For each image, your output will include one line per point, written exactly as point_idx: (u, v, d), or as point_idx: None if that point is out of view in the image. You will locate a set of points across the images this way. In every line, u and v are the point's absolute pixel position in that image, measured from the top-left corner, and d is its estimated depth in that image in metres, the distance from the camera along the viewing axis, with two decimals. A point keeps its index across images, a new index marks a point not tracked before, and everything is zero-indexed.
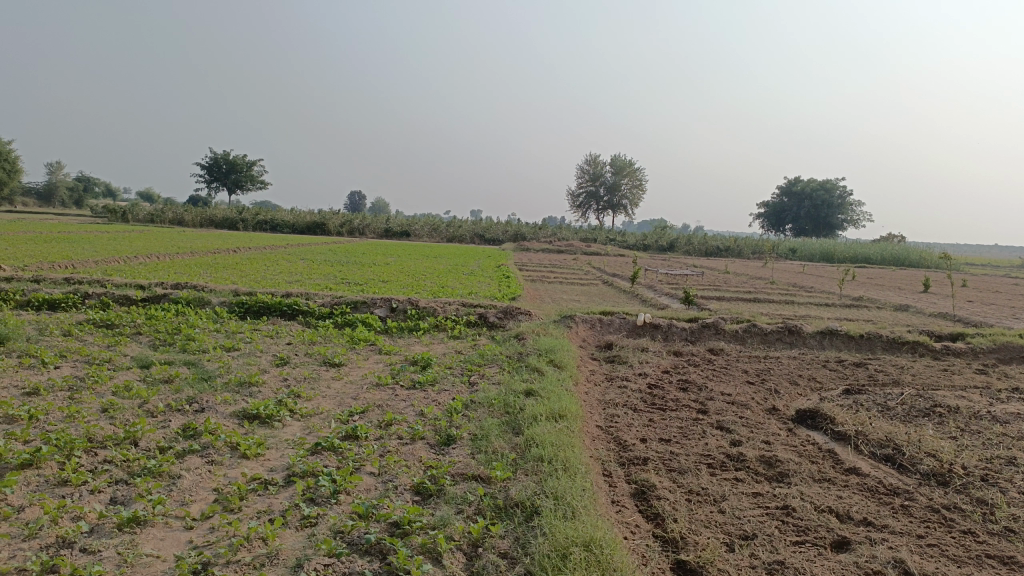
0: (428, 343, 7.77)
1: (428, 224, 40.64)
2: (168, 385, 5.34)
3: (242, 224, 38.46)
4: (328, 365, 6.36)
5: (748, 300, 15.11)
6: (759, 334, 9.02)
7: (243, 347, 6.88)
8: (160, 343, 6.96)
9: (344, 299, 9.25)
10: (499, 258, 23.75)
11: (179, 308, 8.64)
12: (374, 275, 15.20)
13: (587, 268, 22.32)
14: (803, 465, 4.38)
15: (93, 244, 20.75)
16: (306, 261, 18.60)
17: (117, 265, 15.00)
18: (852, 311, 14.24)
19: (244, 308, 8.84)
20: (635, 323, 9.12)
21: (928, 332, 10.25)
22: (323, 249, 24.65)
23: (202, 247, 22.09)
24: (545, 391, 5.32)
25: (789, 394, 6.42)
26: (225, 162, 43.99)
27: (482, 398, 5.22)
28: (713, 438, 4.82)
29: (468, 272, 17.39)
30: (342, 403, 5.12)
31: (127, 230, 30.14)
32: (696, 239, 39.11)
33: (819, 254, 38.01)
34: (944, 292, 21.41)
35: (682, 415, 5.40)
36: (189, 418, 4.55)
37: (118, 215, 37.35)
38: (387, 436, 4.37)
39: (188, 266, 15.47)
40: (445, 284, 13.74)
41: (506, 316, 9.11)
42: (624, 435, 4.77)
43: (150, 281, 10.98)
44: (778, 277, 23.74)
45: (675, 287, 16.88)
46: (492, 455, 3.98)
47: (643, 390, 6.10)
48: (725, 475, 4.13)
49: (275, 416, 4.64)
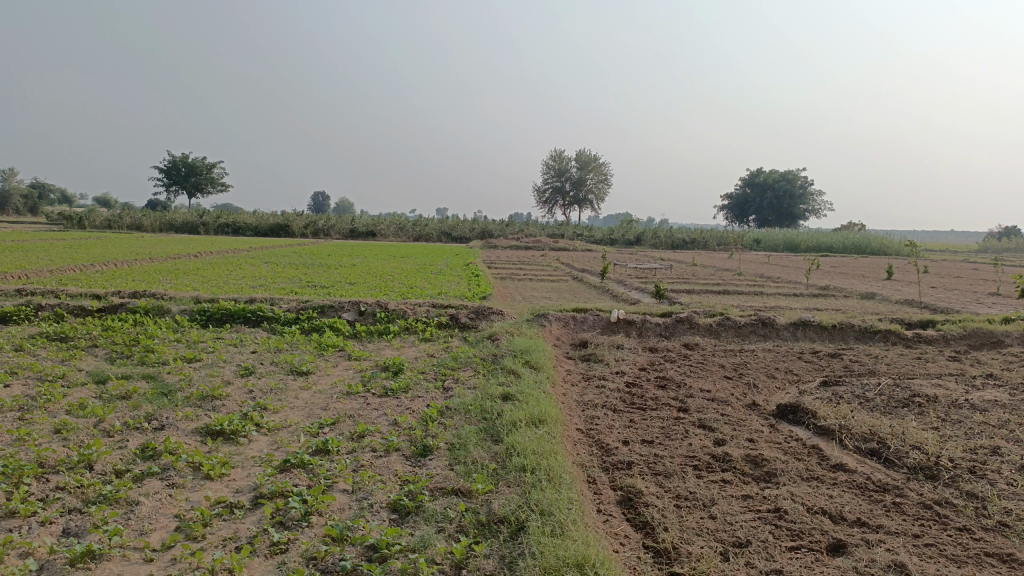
0: (399, 347, 7.56)
1: (394, 224, 40.26)
2: (126, 402, 5.07)
3: (203, 228, 37.73)
4: (296, 374, 6.12)
5: (718, 292, 15.12)
6: (734, 327, 8.95)
7: (206, 358, 6.60)
8: (118, 356, 6.66)
9: (310, 304, 8.99)
10: (467, 257, 23.50)
11: (138, 318, 8.30)
12: (340, 277, 14.91)
13: (555, 264, 22.20)
14: (790, 463, 4.27)
15: (48, 253, 20.11)
16: (270, 264, 18.21)
17: (73, 274, 14.49)
18: (821, 300, 14.31)
19: (206, 315, 8.54)
20: (609, 320, 9.00)
21: (898, 319, 10.29)
22: (288, 251, 24.24)
23: (163, 252, 21.54)
24: (523, 395, 5.15)
25: (768, 388, 6.33)
26: (185, 165, 43.11)
27: (457, 404, 5.04)
28: (696, 438, 4.70)
29: (436, 271, 17.15)
30: (311, 414, 4.90)
31: (84, 237, 29.36)
32: (662, 232, 39.32)
33: (783, 244, 38.43)
34: (908, 279, 21.72)
35: (663, 414, 5.27)
36: (149, 437, 4.30)
37: (74, 222, 36.37)
38: (359, 450, 4.17)
39: (147, 273, 15.04)
40: (414, 285, 13.50)
41: (478, 316, 8.92)
42: (606, 438, 4.63)
43: (107, 290, 10.58)
44: (745, 268, 23.88)
45: (644, 281, 16.86)
46: (471, 466, 3.80)
47: (621, 389, 5.97)
48: (711, 477, 4.00)
49: (240, 431, 4.41)
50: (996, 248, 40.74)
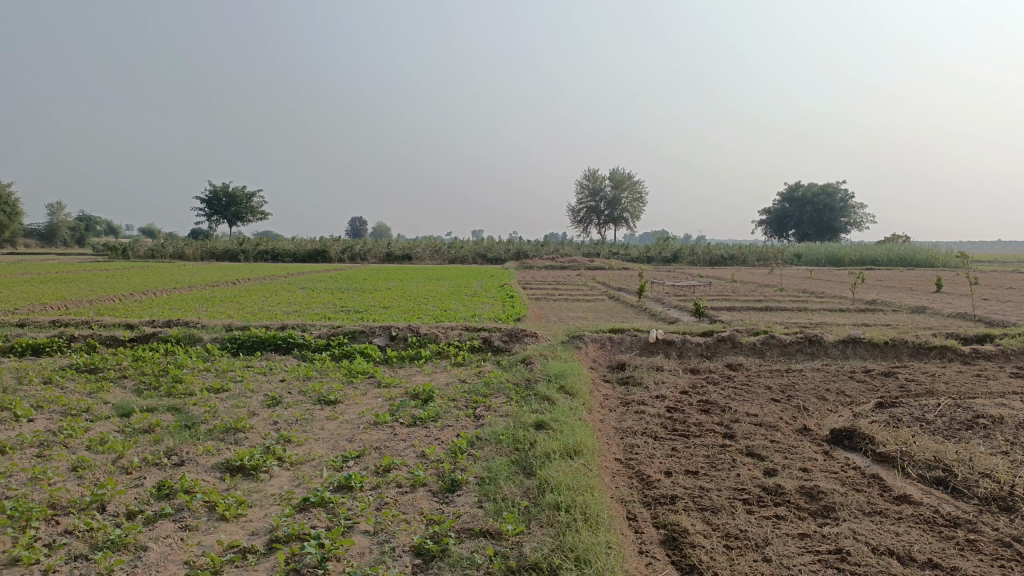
0: (431, 373, 7.34)
1: (429, 247, 40.32)
2: (147, 436, 4.92)
3: (242, 255, 38.22)
4: (323, 403, 5.93)
5: (760, 309, 14.66)
6: (778, 346, 8.57)
7: (233, 388, 6.45)
8: (145, 387, 6.54)
9: (341, 329, 8.84)
10: (501, 278, 23.31)
11: (168, 348, 8.23)
12: (374, 301, 14.81)
13: (592, 283, 21.87)
14: (849, 496, 3.92)
15: (90, 283, 20.40)
16: (306, 290, 18.21)
17: (111, 303, 14.61)
18: (868, 315, 13.77)
19: (237, 343, 8.43)
20: (647, 340, 8.68)
21: (953, 334, 9.79)
22: (324, 276, 24.34)
23: (202, 281, 21.73)
24: (557, 423, 4.87)
25: (819, 411, 5.96)
26: (225, 194, 43.82)
27: (488, 433, 4.78)
28: (744, 468, 4.37)
29: (471, 293, 16.98)
30: (336, 446, 4.68)
31: (128, 267, 29.87)
32: (699, 248, 38.77)
33: (825, 258, 37.57)
34: (958, 291, 20.96)
35: (707, 442, 4.96)
36: (166, 475, 4.12)
37: (118, 253, 37.12)
38: (384, 485, 3.93)
39: (183, 301, 15.09)
40: (447, 307, 13.32)
41: (511, 339, 8.67)
42: (647, 469, 4.33)
43: (141, 319, 10.57)
44: (786, 283, 23.29)
45: (683, 300, 16.47)
46: (500, 504, 3.54)
47: (661, 415, 5.66)
48: (763, 513, 3.68)
49: (261, 467, 4.21)
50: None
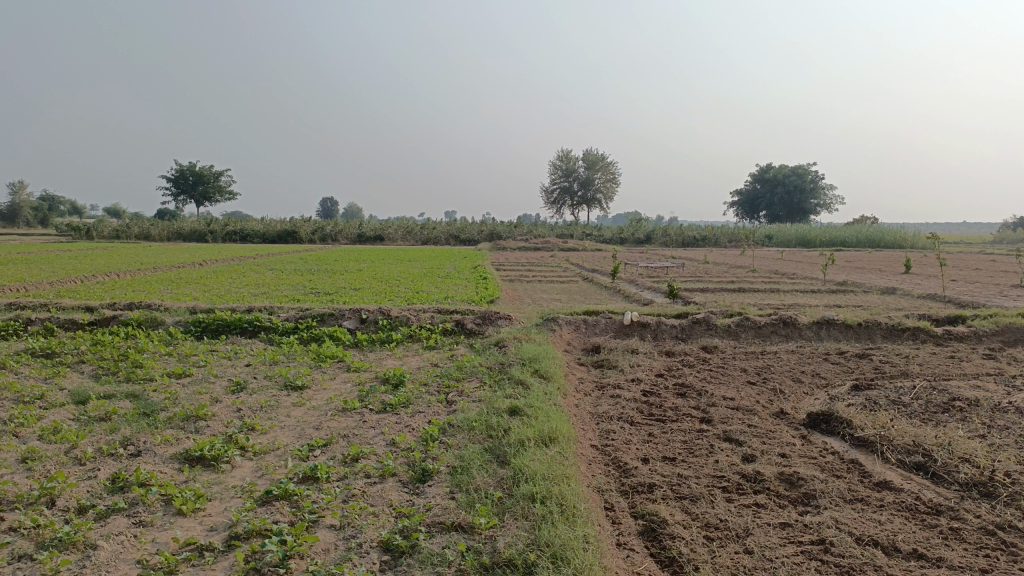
0: (402, 356, 7.16)
1: (402, 228, 39.91)
2: (102, 425, 4.69)
3: (211, 236, 37.51)
4: (289, 389, 5.73)
5: (733, 290, 14.64)
6: (753, 328, 8.52)
7: (196, 373, 6.22)
8: (104, 372, 6.28)
9: (310, 312, 8.61)
10: (474, 259, 23.10)
11: (129, 331, 7.95)
12: (345, 283, 14.55)
13: (565, 264, 21.78)
14: (830, 483, 3.84)
15: (50, 264, 19.82)
16: (275, 271, 17.86)
17: (73, 285, 14.18)
18: (840, 297, 13.82)
19: (201, 326, 8.17)
20: (622, 322, 8.57)
21: (924, 315, 9.82)
22: (294, 258, 23.92)
23: (168, 262, 21.23)
24: (532, 409, 4.73)
25: (795, 394, 5.90)
26: (192, 173, 42.96)
27: (461, 420, 4.63)
28: (722, 454, 4.28)
29: (444, 274, 16.79)
30: (302, 435, 4.50)
31: (91, 247, 29.13)
32: (672, 229, 38.82)
33: (795, 240, 37.83)
34: (926, 272, 21.22)
35: (684, 427, 4.86)
36: (121, 466, 3.91)
37: (82, 233, 36.21)
38: (351, 476, 3.76)
39: (147, 283, 14.70)
40: (420, 289, 13.11)
41: (485, 322, 8.52)
42: (624, 456, 4.22)
43: (101, 301, 10.23)
44: (758, 264, 23.39)
45: (657, 281, 16.44)
46: (473, 495, 3.40)
47: (637, 399, 5.56)
48: (744, 501, 3.58)
49: (222, 457, 4.02)
50: (1012, 237, 39.99)
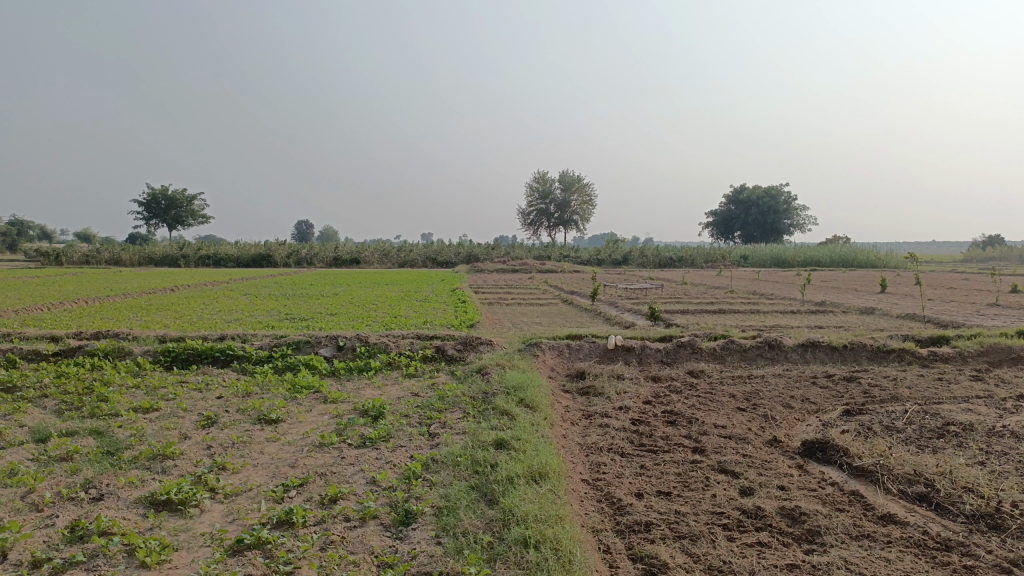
0: (381, 385, 6.92)
1: (378, 250, 39.62)
2: (63, 465, 4.40)
3: (183, 260, 36.92)
4: (263, 423, 5.47)
5: (713, 312, 14.57)
6: (739, 351, 8.39)
7: (165, 407, 5.94)
8: (66, 407, 5.97)
9: (285, 340, 8.35)
10: (452, 282, 22.86)
11: (95, 363, 7.62)
12: (321, 308, 14.25)
13: (543, 287, 21.64)
14: (834, 518, 3.68)
15: (16, 291, 19.30)
16: (249, 296, 17.50)
17: (39, 313, 13.75)
18: (819, 317, 13.79)
19: (171, 356, 7.88)
20: (606, 347, 8.40)
21: (907, 336, 9.77)
22: (269, 283, 23.55)
23: (139, 287, 20.76)
24: (519, 442, 4.53)
25: (786, 420, 5.75)
26: (165, 198, 42.38)
27: (445, 455, 4.41)
28: (719, 487, 4.10)
29: (422, 298, 16.54)
30: (277, 474, 4.25)
31: (61, 273, 28.52)
32: (649, 250, 38.90)
33: (770, 260, 38.11)
34: (902, 291, 21.36)
35: (677, 458, 4.68)
36: (81, 512, 3.64)
37: (50, 258, 35.45)
38: (329, 519, 3.53)
39: (117, 310, 14.29)
40: (398, 314, 12.86)
41: (466, 348, 8.30)
42: (617, 491, 4.03)
43: (67, 330, 9.86)
44: (736, 285, 23.42)
45: (637, 303, 16.33)
46: (461, 540, 3.19)
47: (626, 428, 5.37)
48: (746, 540, 3.41)
49: (190, 501, 3.76)
50: (981, 256, 40.58)
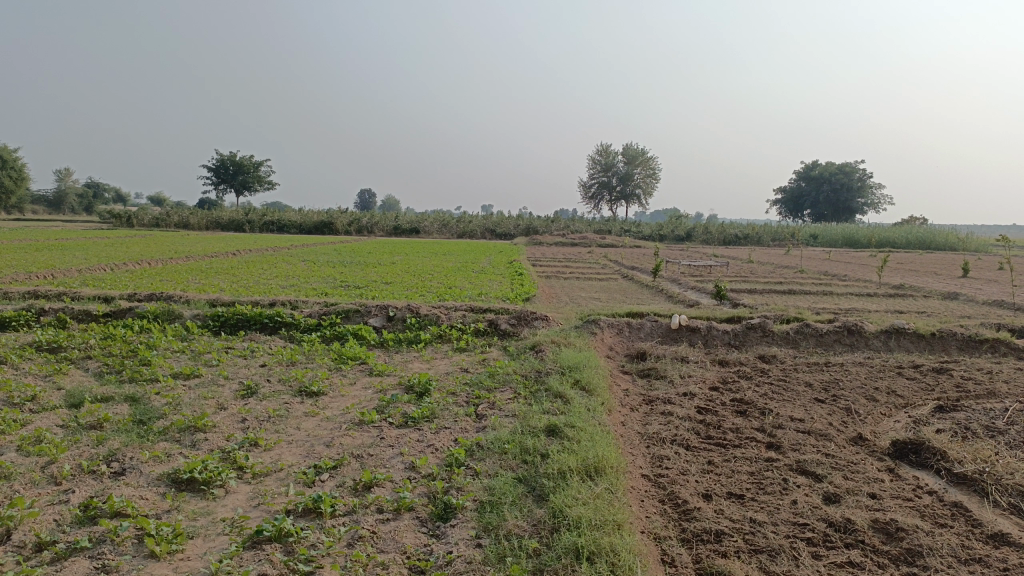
0: (429, 359, 6.59)
1: (438, 221, 39.51)
2: (90, 435, 4.18)
3: (248, 225, 37.44)
4: (304, 395, 5.18)
5: (782, 292, 13.82)
6: (814, 336, 7.79)
7: (205, 374, 5.71)
8: (108, 371, 5.80)
9: (334, 308, 8.08)
10: (511, 254, 22.47)
11: (143, 325, 7.48)
12: (377, 276, 14.02)
13: (603, 261, 21.05)
14: (936, 535, 3.17)
15: (86, 252, 19.69)
16: (307, 263, 17.42)
17: (101, 274, 13.86)
18: (899, 301, 12.90)
19: (219, 321, 7.69)
20: (669, 326, 7.88)
21: (1000, 325, 8.96)
22: (328, 250, 23.52)
23: (201, 251, 20.97)
24: (574, 431, 4.10)
25: (871, 416, 5.19)
26: (232, 163, 42.97)
27: (491, 440, 4.03)
28: (800, 492, 3.61)
29: (478, 270, 16.14)
30: (310, 453, 3.93)
31: (132, 235, 29.20)
32: (713, 227, 37.83)
33: (842, 240, 36.59)
34: (985, 276, 20.11)
35: (750, 454, 4.21)
36: (99, 489, 3.38)
37: (123, 221, 36.39)
38: (360, 510, 3.18)
39: (176, 272, 14.33)
40: (453, 285, 12.53)
41: (520, 322, 7.89)
42: (681, 491, 3.59)
43: (121, 291, 9.80)
44: (805, 265, 22.38)
45: (701, 281, 15.67)
46: (504, 545, 2.80)
47: (691, 418, 4.91)
48: (833, 559, 2.94)
49: (214, 481, 3.47)
50: None
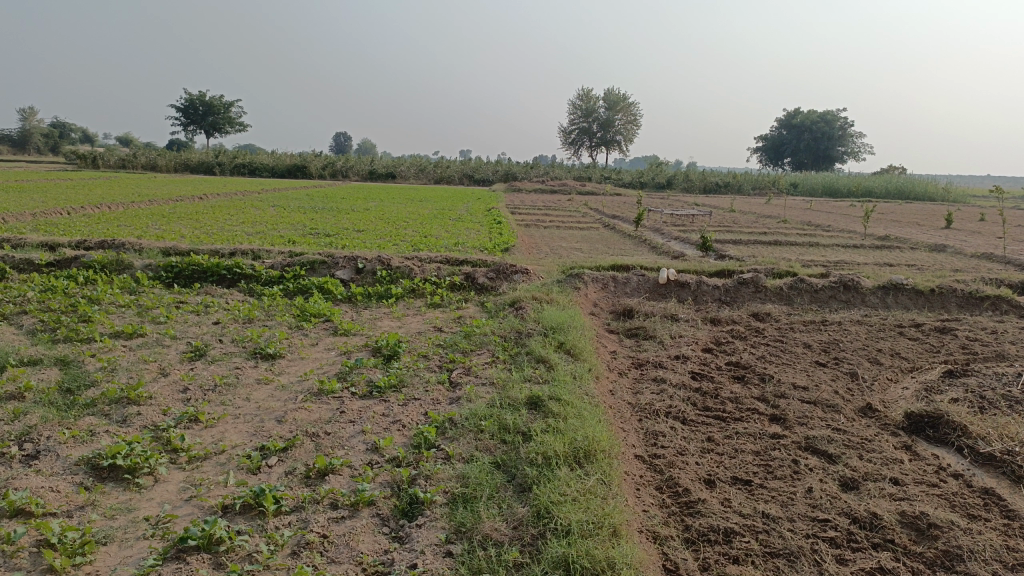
0: (400, 316, 6.09)
1: (414, 165, 38.58)
2: (7, 407, 3.64)
3: (218, 168, 36.25)
4: (259, 359, 4.67)
5: (768, 243, 13.38)
6: (809, 291, 7.37)
7: (150, 334, 5.15)
8: (42, 328, 5.22)
9: (299, 258, 7.51)
10: (490, 201, 21.81)
11: (89, 276, 6.87)
12: (349, 224, 13.36)
13: (583, 209, 20.52)
14: (973, 532, 2.78)
15: (44, 194, 18.71)
16: (276, 209, 16.65)
17: (55, 219, 13.05)
18: (887, 254, 12.54)
19: (173, 272, 7.09)
20: (657, 281, 7.42)
21: (997, 280, 8.61)
22: (300, 194, 22.68)
23: (168, 195, 20.08)
24: (559, 405, 3.64)
25: (878, 382, 4.79)
26: (202, 103, 41.41)
27: (466, 416, 3.55)
28: (814, 478, 3.19)
29: (455, 217, 15.53)
30: (259, 432, 3.43)
31: (95, 177, 28.01)
32: (694, 174, 37.27)
33: (821, 189, 36.31)
34: (968, 227, 19.83)
35: (754, 429, 3.78)
36: (3, 478, 2.87)
37: (88, 161, 34.99)
38: (310, 507, 2.70)
39: (135, 218, 13.55)
40: (428, 233, 11.94)
41: (499, 276, 7.37)
42: (681, 476, 3.15)
43: (71, 238, 9.10)
44: (788, 214, 21.99)
45: (685, 230, 15.22)
46: (478, 556, 2.35)
47: (686, 385, 4.47)
48: (862, 565, 2.53)
49: (141, 468, 2.97)
50: None
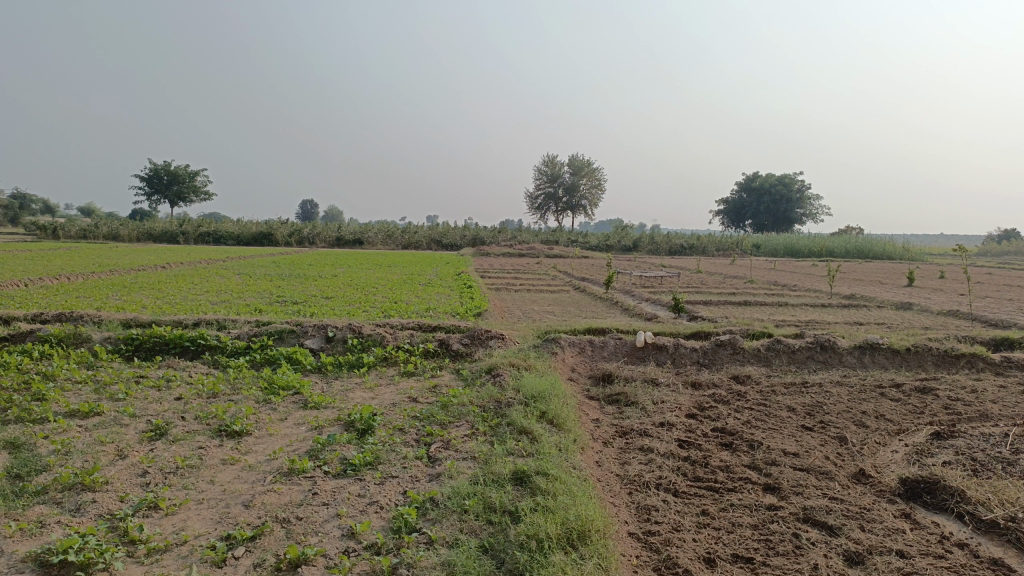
0: (373, 386, 5.87)
1: (382, 231, 38.58)
2: None
3: (183, 237, 35.83)
4: (224, 437, 4.41)
5: (738, 304, 13.43)
6: (786, 352, 7.32)
7: (108, 412, 4.86)
8: None
9: (267, 328, 7.29)
10: (459, 266, 21.76)
11: (44, 351, 6.56)
12: (317, 291, 13.15)
13: (553, 273, 20.54)
14: None
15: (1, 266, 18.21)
16: (242, 277, 16.34)
17: (11, 291, 12.63)
18: (855, 312, 12.65)
19: (134, 345, 6.81)
20: (634, 344, 7.32)
21: (968, 338, 8.67)
22: (267, 262, 22.38)
23: (130, 264, 19.69)
24: (547, 480, 3.45)
25: (867, 446, 4.68)
26: (167, 172, 41.22)
27: (449, 494, 3.35)
28: (818, 553, 3.04)
29: (425, 282, 15.40)
30: (226, 518, 3.19)
31: (56, 248, 27.45)
32: (659, 237, 37.71)
33: (783, 249, 37.13)
34: (929, 285, 20.22)
35: (750, 501, 3.62)
36: None
37: (48, 232, 34.38)
38: None
39: (95, 288, 13.18)
40: (398, 299, 11.76)
41: (473, 342, 7.21)
42: (680, 555, 2.97)
43: (26, 311, 8.76)
44: (754, 275, 22.25)
45: (655, 292, 15.26)
46: None
47: (674, 454, 4.31)
48: None
49: (94, 564, 2.70)
50: (998, 250, 39.29)
